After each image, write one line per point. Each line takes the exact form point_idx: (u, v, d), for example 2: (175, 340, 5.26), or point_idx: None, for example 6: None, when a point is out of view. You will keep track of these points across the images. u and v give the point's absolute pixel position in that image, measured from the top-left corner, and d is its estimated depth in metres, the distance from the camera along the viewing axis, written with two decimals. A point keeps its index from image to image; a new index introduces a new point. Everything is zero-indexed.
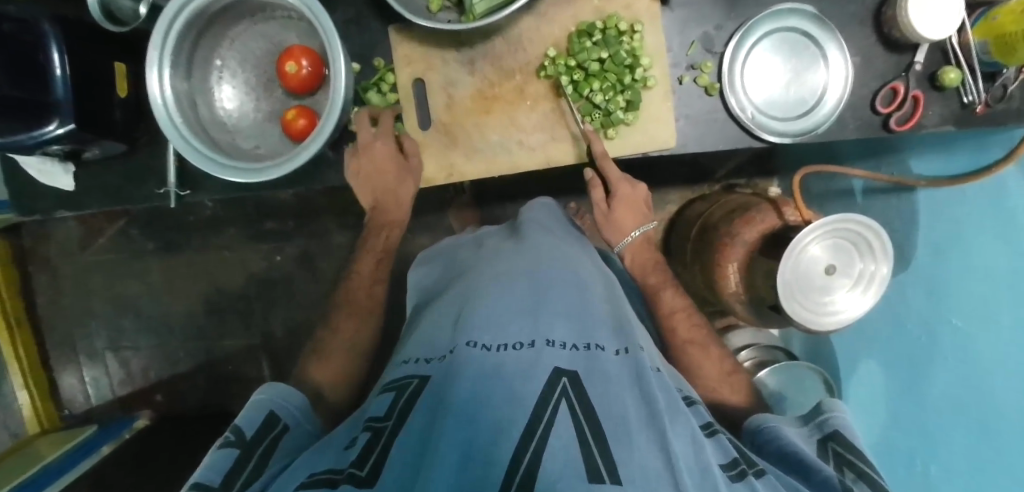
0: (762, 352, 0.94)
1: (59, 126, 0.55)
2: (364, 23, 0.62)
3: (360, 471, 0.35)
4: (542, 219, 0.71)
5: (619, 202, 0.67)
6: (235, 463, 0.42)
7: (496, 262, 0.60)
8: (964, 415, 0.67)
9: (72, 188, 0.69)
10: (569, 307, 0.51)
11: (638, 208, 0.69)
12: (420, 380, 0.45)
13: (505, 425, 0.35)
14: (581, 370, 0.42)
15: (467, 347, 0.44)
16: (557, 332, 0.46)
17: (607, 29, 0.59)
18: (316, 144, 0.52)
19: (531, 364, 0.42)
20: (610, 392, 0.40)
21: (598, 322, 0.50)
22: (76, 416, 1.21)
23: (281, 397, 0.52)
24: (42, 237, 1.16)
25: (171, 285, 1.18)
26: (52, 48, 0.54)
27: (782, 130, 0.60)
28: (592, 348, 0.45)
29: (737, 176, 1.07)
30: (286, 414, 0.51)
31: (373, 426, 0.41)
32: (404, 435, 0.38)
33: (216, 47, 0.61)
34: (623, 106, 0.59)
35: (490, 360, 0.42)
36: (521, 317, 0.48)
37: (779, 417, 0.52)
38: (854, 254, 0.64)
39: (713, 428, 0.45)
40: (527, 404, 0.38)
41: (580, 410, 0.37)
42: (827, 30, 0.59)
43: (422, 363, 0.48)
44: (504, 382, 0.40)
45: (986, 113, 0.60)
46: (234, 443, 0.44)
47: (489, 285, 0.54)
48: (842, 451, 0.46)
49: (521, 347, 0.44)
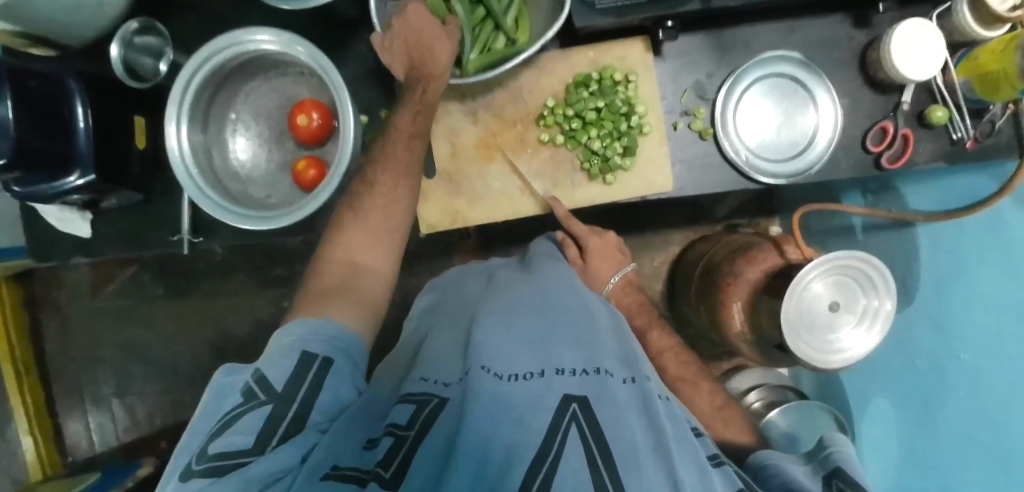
0: (772, 392, 0.93)
1: (80, 177, 0.58)
2: (372, 78, 0.66)
3: (385, 472, 0.35)
4: (553, 251, 0.71)
5: (593, 254, 0.73)
6: (267, 423, 0.40)
7: (503, 292, 0.61)
8: (979, 450, 0.66)
9: (89, 236, 0.71)
10: (578, 335, 0.51)
11: (612, 252, 0.74)
12: (439, 400, 0.44)
13: (516, 455, 0.35)
14: (591, 395, 0.41)
15: (480, 372, 0.44)
16: (565, 360, 0.46)
17: (603, 79, 0.62)
18: (325, 193, 0.54)
19: (541, 393, 0.41)
20: (621, 416, 0.40)
21: (605, 350, 0.50)
22: (78, 464, 1.20)
23: (312, 335, 0.47)
24: (55, 284, 1.19)
25: (178, 329, 1.19)
26: (76, 103, 0.57)
27: (775, 172, 0.62)
28: (600, 372, 0.45)
29: (738, 216, 1.08)
30: (321, 347, 0.47)
31: (396, 433, 0.39)
32: (428, 444, 0.38)
33: (231, 102, 0.65)
34: (620, 152, 0.62)
35: (503, 388, 0.42)
36: (530, 347, 0.49)
37: (783, 454, 0.50)
38: (858, 291, 0.65)
39: (719, 459, 0.44)
40: (537, 432, 0.37)
41: (591, 435, 0.37)
42: (815, 75, 0.61)
43: (439, 384, 0.47)
44: (515, 412, 0.39)
45: (976, 148, 0.61)
46: (263, 401, 0.41)
47: (499, 312, 0.54)
48: (843, 489, 0.42)
49: (531, 377, 0.44)
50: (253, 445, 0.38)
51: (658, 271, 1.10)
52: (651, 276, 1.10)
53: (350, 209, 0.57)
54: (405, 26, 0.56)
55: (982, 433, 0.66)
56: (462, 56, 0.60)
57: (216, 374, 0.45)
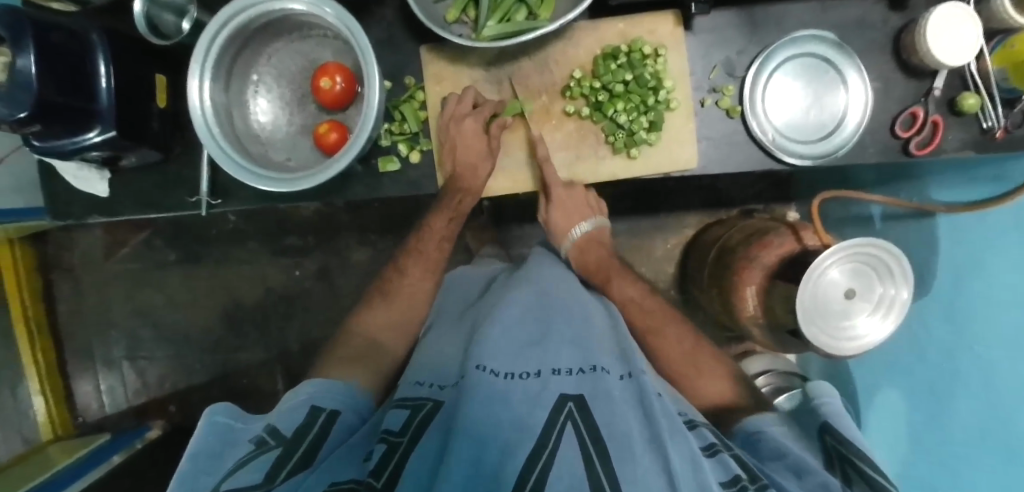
0: (779, 378, 0.96)
1: (99, 134, 0.58)
2: (397, 43, 0.65)
3: (377, 481, 0.37)
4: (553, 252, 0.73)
5: (555, 206, 0.65)
6: (278, 459, 0.41)
7: (505, 292, 0.62)
8: (986, 442, 0.64)
9: (107, 195, 0.71)
10: (576, 335, 0.52)
11: (579, 206, 0.66)
12: (434, 403, 0.47)
13: (513, 446, 0.36)
14: (586, 394, 0.42)
15: (477, 371, 0.45)
16: (562, 361, 0.47)
17: (632, 52, 0.61)
18: (345, 159, 0.54)
19: (537, 393, 0.42)
20: (614, 412, 0.40)
21: (604, 350, 0.50)
22: (89, 424, 1.22)
23: (321, 390, 0.51)
24: (67, 246, 1.19)
25: (189, 296, 1.19)
26: (98, 58, 0.56)
27: (803, 152, 0.61)
28: (597, 370, 0.46)
29: (755, 201, 1.08)
30: (328, 402, 0.50)
31: (389, 439, 0.41)
32: (420, 449, 0.40)
33: (254, 64, 0.64)
34: (646, 127, 0.61)
35: (499, 384, 0.43)
36: (527, 348, 0.49)
37: (773, 418, 0.52)
38: (874, 278, 0.63)
39: (716, 449, 0.44)
40: (532, 429, 0.38)
41: (585, 430, 0.38)
42: (848, 56, 0.60)
43: (435, 388, 0.50)
44: (510, 409, 0.40)
45: (1006, 138, 0.60)
46: (274, 445, 0.42)
47: (498, 314, 0.55)
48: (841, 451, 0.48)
49: (527, 375, 0.45)
50: (263, 481, 0.38)
51: (670, 254, 1.10)
52: (663, 259, 1.10)
53: (400, 270, 0.70)
54: (457, 135, 0.61)
55: (988, 426, 0.63)
56: (478, 24, 0.58)
57: (205, 414, 0.46)
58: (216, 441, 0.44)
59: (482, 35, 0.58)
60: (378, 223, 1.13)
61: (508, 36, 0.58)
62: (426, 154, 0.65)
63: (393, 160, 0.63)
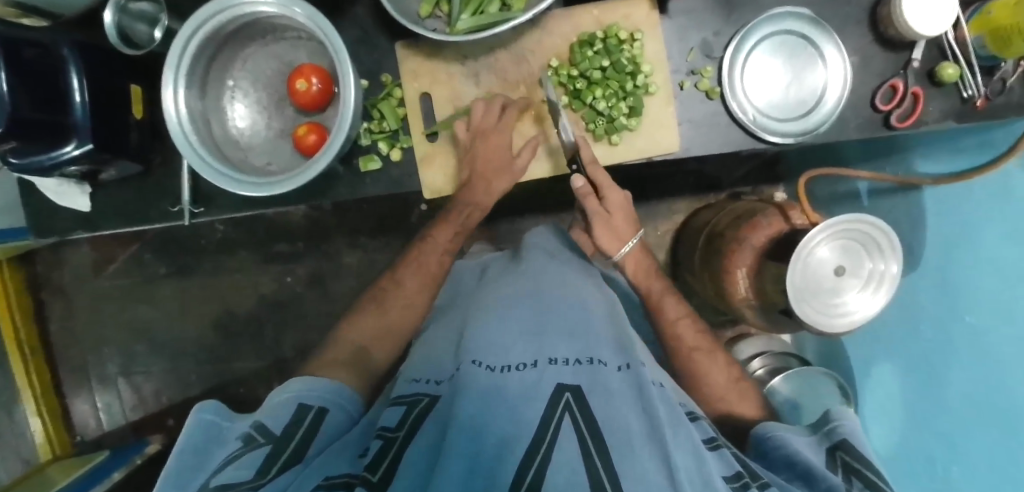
0: (775, 360, 0.96)
1: (77, 147, 0.57)
2: (372, 42, 0.64)
3: (372, 475, 0.36)
4: (546, 244, 0.72)
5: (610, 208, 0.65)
6: (269, 456, 0.40)
7: (499, 285, 0.62)
8: (982, 412, 0.64)
9: (88, 209, 0.70)
10: (572, 326, 0.52)
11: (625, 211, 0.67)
12: (430, 398, 0.47)
13: (511, 441, 0.36)
14: (585, 384, 0.42)
15: (471, 365, 0.45)
16: (559, 351, 0.47)
17: (608, 38, 0.61)
18: (325, 159, 0.53)
19: (532, 385, 0.42)
20: (613, 406, 0.40)
21: (601, 341, 0.51)
22: (87, 443, 1.20)
23: (306, 389, 0.51)
24: (55, 264, 1.18)
25: (182, 308, 1.19)
26: (71, 71, 0.55)
27: (783, 130, 0.61)
28: (594, 363, 0.46)
29: (743, 184, 1.08)
30: (316, 399, 0.50)
31: (384, 435, 0.41)
32: (416, 444, 0.39)
33: (229, 69, 0.63)
34: (626, 112, 0.61)
35: (495, 379, 0.43)
36: (523, 338, 0.49)
37: (787, 426, 0.52)
38: (863, 254, 0.63)
39: (717, 442, 0.45)
40: (529, 422, 0.38)
41: (584, 423, 0.38)
42: (824, 32, 0.60)
43: (432, 384, 0.50)
44: (507, 404, 0.39)
45: (987, 107, 0.60)
46: (263, 443, 0.42)
47: (494, 310, 0.55)
48: (849, 460, 0.45)
49: (524, 366, 0.45)
50: (254, 477, 0.37)
51: (661, 241, 1.10)
52: (655, 247, 1.10)
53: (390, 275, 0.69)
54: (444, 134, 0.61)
55: (984, 396, 0.64)
56: (452, 18, 0.58)
57: (194, 412, 0.46)
58: (202, 442, 0.44)
59: (455, 27, 0.58)
60: (367, 226, 1.13)
61: (483, 28, 0.57)
62: (408, 151, 0.65)
63: (374, 159, 0.63)
